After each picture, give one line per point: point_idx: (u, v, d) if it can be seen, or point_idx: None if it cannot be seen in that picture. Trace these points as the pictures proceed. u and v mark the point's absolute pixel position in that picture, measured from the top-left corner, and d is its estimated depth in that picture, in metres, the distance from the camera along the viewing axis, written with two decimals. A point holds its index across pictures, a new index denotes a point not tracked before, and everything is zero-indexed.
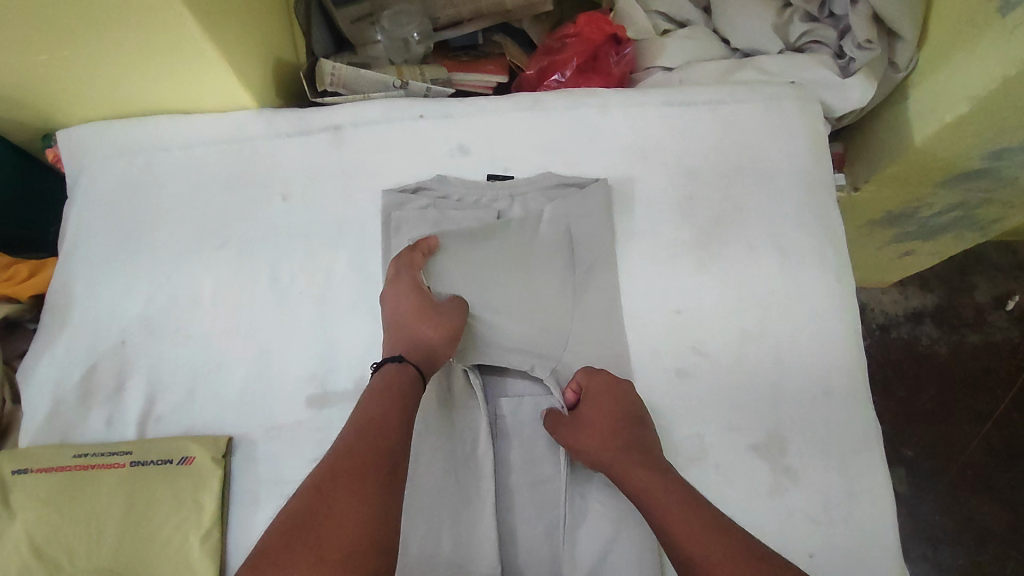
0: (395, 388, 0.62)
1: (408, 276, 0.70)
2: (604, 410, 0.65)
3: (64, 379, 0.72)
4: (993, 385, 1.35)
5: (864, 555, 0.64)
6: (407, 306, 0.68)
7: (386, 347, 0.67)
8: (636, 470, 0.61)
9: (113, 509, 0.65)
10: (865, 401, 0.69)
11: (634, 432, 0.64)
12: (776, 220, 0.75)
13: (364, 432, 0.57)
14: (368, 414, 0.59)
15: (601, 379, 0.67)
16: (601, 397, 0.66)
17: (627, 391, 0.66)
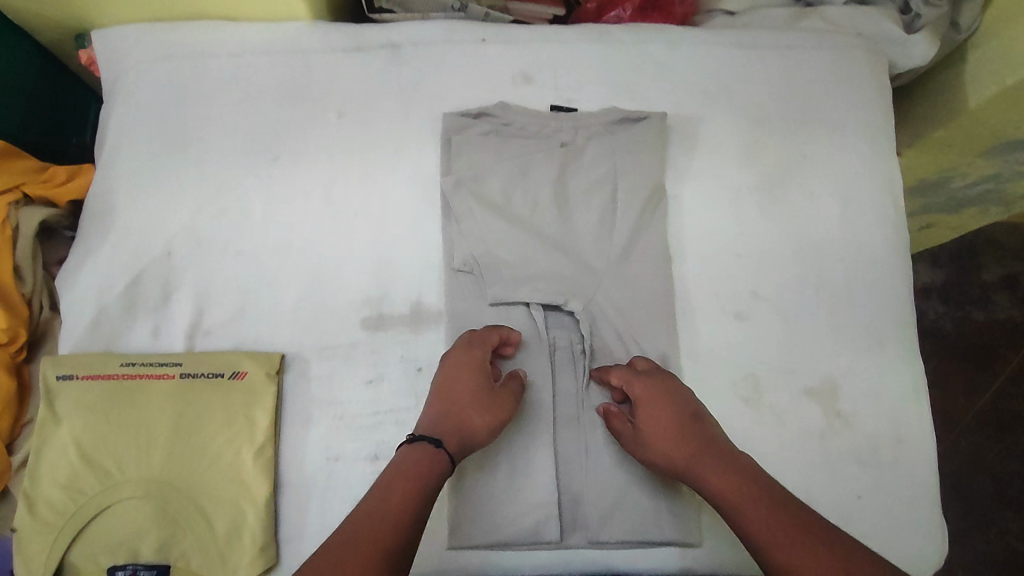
0: (420, 461, 0.55)
1: (471, 343, 0.63)
2: (662, 416, 0.60)
3: (107, 287, 0.69)
4: (992, 360, 1.37)
5: (908, 499, 0.66)
6: (461, 379, 0.60)
7: (427, 418, 0.59)
8: (711, 476, 0.56)
9: (163, 420, 0.64)
10: (916, 353, 0.70)
11: (698, 431, 0.58)
12: (840, 171, 0.74)
13: (395, 484, 0.52)
14: (398, 475, 0.54)
15: (644, 379, 0.62)
16: (651, 397, 0.61)
17: (675, 388, 0.62)
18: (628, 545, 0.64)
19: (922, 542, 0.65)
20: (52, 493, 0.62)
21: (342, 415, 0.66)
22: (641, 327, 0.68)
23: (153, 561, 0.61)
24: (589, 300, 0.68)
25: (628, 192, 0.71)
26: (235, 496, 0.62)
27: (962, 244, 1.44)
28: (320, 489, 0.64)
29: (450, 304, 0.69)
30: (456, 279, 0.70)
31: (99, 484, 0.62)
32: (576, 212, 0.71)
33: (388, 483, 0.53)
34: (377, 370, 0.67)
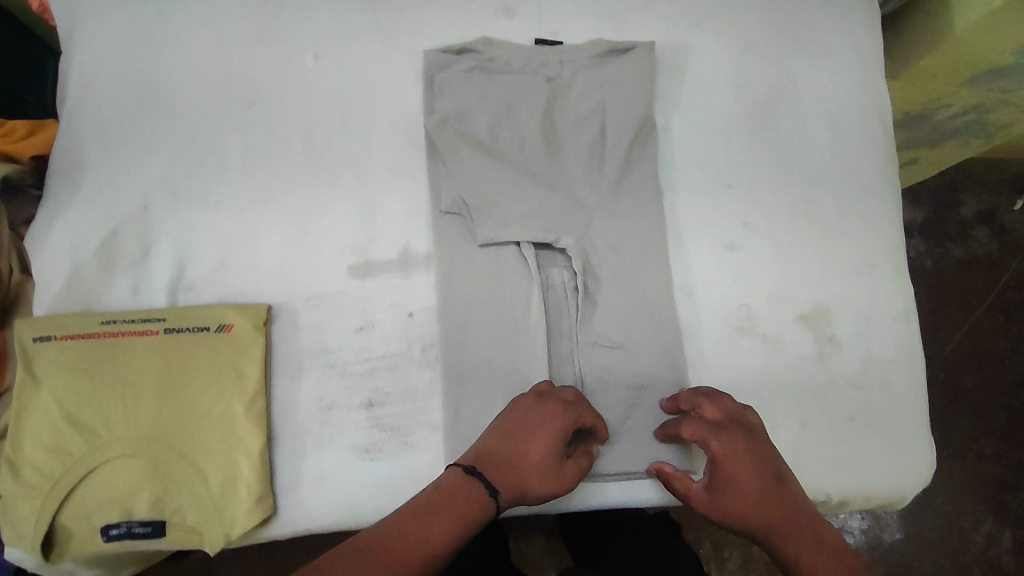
0: (462, 500, 0.53)
1: (562, 408, 0.58)
2: (747, 480, 0.56)
3: (79, 245, 0.66)
4: (971, 293, 1.34)
5: (895, 417, 0.68)
6: (535, 438, 0.57)
7: (495, 454, 0.57)
8: (803, 547, 0.55)
9: (149, 377, 0.62)
10: (904, 278, 0.70)
11: (782, 495, 0.56)
12: (831, 97, 0.73)
13: (431, 523, 0.52)
14: (441, 503, 0.53)
15: (729, 436, 0.58)
16: (735, 457, 0.57)
17: (758, 441, 0.58)
18: (622, 478, 0.64)
19: (907, 460, 0.67)
20: (37, 457, 0.60)
21: (335, 364, 0.65)
22: (634, 263, 0.67)
23: (147, 518, 0.60)
24: (581, 238, 0.66)
25: (617, 126, 0.69)
26: (229, 450, 0.61)
27: (941, 181, 1.42)
28: (314, 438, 0.63)
29: (439, 247, 0.67)
30: (443, 222, 0.68)
31: (86, 445, 0.60)
32: (565, 149, 0.69)
33: (422, 516, 0.52)
34: (368, 317, 0.66)
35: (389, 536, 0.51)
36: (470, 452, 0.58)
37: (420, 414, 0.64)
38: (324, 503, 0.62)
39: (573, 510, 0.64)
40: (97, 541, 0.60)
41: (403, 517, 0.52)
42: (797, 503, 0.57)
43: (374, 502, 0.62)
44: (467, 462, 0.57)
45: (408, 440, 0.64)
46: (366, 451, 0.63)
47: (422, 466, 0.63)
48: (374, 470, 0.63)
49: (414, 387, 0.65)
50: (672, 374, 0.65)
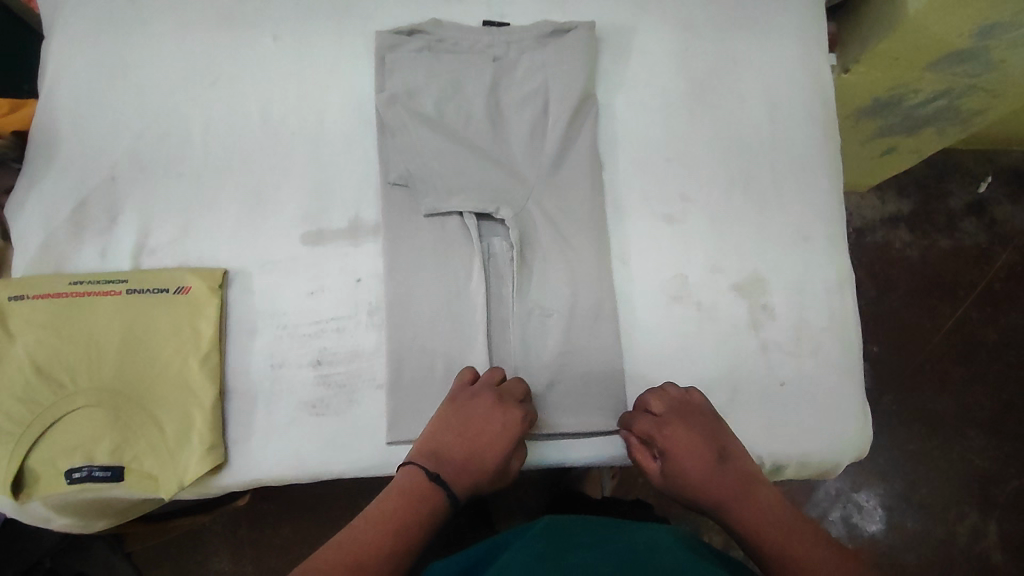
0: (426, 507, 0.57)
1: (519, 416, 0.62)
2: (690, 461, 0.61)
3: (53, 213, 0.72)
4: (956, 285, 1.27)
5: (830, 384, 0.68)
6: (491, 443, 0.61)
7: (453, 457, 0.60)
8: (748, 517, 0.57)
9: (111, 334, 0.66)
10: (841, 249, 0.72)
11: (726, 474, 0.60)
12: (770, 75, 0.75)
13: (394, 531, 0.54)
14: (407, 508, 0.56)
15: (671, 426, 0.62)
16: (676, 444, 0.61)
17: (701, 426, 0.62)
18: (560, 436, 0.67)
19: (843, 426, 0.68)
20: (7, 404, 0.64)
21: (285, 325, 0.69)
22: (570, 233, 0.70)
23: (108, 463, 0.64)
24: (519, 209, 0.69)
25: (558, 102, 0.72)
26: (184, 402, 0.65)
27: (928, 172, 1.34)
28: (265, 394, 0.67)
29: (386, 216, 0.70)
30: (391, 193, 0.71)
31: (54, 395, 0.64)
32: (509, 124, 0.73)
33: (385, 525, 0.55)
34: (318, 283, 0.70)
35: (355, 546, 0.53)
36: (427, 451, 0.60)
37: (364, 372, 0.68)
38: (271, 454, 0.66)
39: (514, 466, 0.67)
40: (61, 484, 0.63)
41: (365, 527, 0.54)
42: (745, 479, 0.60)
43: (319, 455, 0.66)
44: (428, 466, 0.59)
45: (354, 396, 0.67)
46: (313, 407, 0.67)
47: (364, 422, 0.66)
48: (319, 425, 0.66)
49: (361, 347, 0.68)
50: (606, 336, 0.68)
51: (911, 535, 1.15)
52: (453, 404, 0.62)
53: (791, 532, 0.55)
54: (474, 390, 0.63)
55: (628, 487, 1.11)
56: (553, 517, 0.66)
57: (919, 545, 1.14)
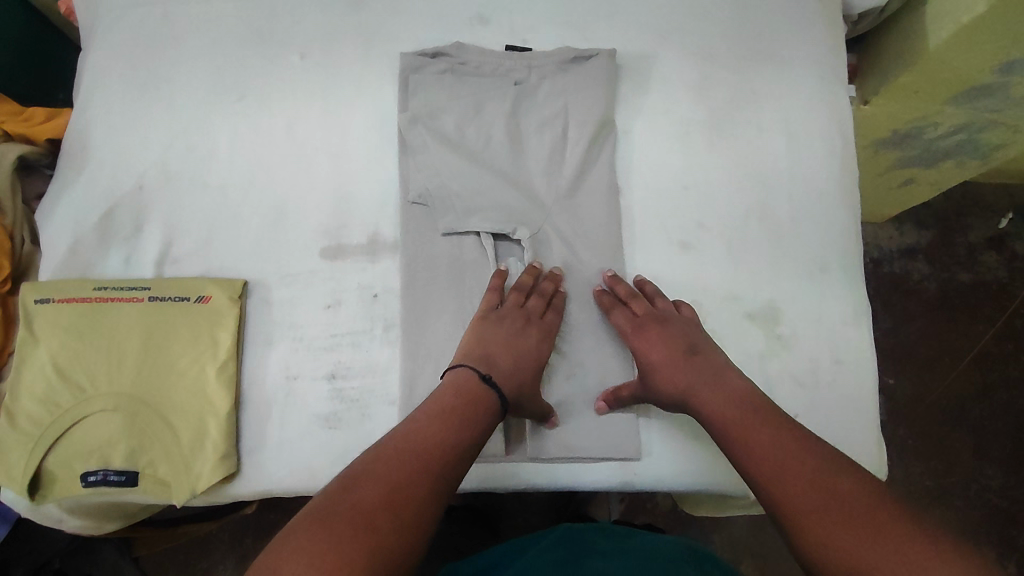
0: (480, 405, 0.58)
1: (547, 328, 0.66)
2: (655, 354, 0.63)
3: (82, 220, 0.74)
4: (974, 319, 1.26)
5: (845, 417, 0.67)
6: (531, 352, 0.64)
7: (502, 364, 0.62)
8: (707, 398, 0.59)
9: (131, 340, 0.67)
10: (858, 281, 0.71)
11: (691, 362, 0.62)
12: (789, 106, 0.76)
13: (456, 426, 0.55)
14: (454, 405, 0.57)
15: (643, 327, 0.65)
16: (646, 337, 0.65)
17: (676, 325, 0.65)
18: (570, 458, 0.66)
19: (858, 460, 0.66)
20: (31, 407, 0.65)
21: (302, 337, 0.69)
22: (585, 256, 0.71)
23: (123, 467, 0.65)
24: (536, 230, 0.70)
25: (577, 127, 0.73)
26: (200, 409, 0.66)
27: (947, 205, 1.33)
28: (279, 405, 0.68)
29: (404, 232, 0.71)
30: (411, 211, 0.72)
31: (73, 398, 0.66)
32: (528, 147, 0.74)
33: (447, 420, 0.55)
34: (335, 296, 0.70)
35: (419, 441, 0.52)
36: (476, 356, 0.62)
37: (377, 387, 0.68)
38: (284, 465, 0.66)
39: (521, 487, 0.67)
40: (77, 486, 0.64)
41: (427, 423, 0.54)
42: (714, 367, 0.61)
43: (330, 469, 0.66)
44: (481, 368, 0.60)
45: (367, 410, 0.67)
46: (326, 419, 0.67)
47: (374, 437, 0.66)
48: (330, 439, 0.66)
49: (375, 362, 0.69)
50: (618, 358, 0.69)
51: None
52: (484, 319, 0.65)
53: (746, 412, 0.57)
54: (503, 309, 0.66)
55: (637, 513, 1.10)
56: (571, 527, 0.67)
57: None
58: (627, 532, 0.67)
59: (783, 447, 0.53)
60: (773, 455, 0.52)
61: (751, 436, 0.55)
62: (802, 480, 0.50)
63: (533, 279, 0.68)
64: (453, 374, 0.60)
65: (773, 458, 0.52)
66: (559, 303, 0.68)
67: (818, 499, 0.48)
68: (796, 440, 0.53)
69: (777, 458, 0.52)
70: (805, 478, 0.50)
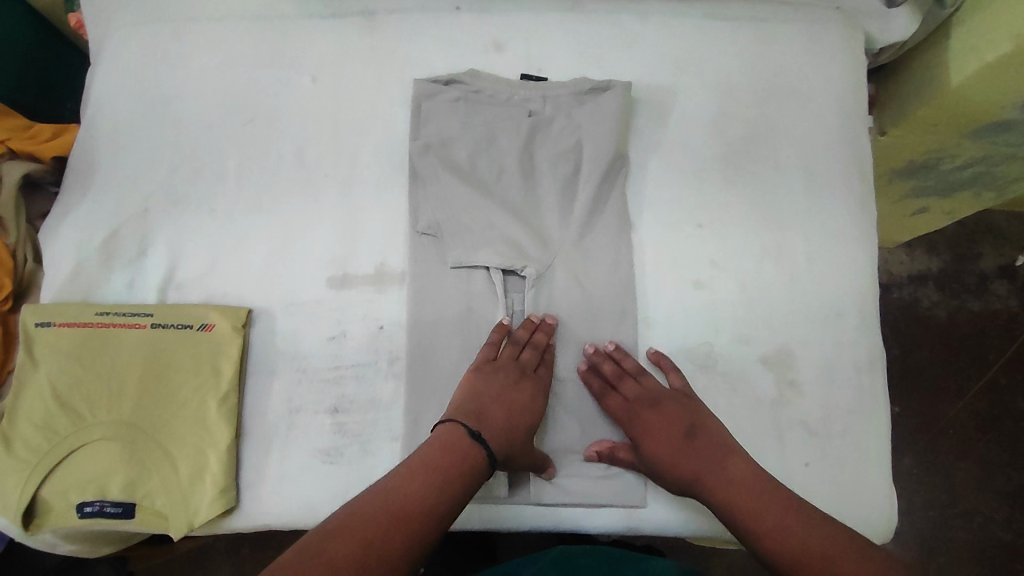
0: (470, 463, 0.56)
1: (540, 384, 0.65)
2: (655, 438, 0.62)
3: (85, 241, 0.73)
4: (984, 350, 1.22)
5: (856, 468, 0.66)
6: (522, 408, 0.62)
7: (498, 417, 0.60)
8: (722, 486, 0.57)
9: (133, 368, 0.66)
10: (874, 326, 0.70)
11: (692, 446, 0.60)
12: (807, 144, 0.74)
13: (440, 483, 0.54)
14: (443, 461, 0.55)
15: (637, 412, 0.64)
16: (642, 422, 0.63)
17: (668, 403, 0.64)
18: (574, 504, 0.65)
19: (869, 511, 0.64)
20: (28, 433, 0.64)
21: (306, 368, 0.68)
22: (596, 293, 0.69)
23: (120, 499, 0.63)
24: (545, 267, 0.69)
25: (591, 161, 0.72)
26: (199, 442, 0.65)
27: (961, 231, 1.29)
28: (280, 438, 0.67)
29: (412, 265, 0.70)
30: (419, 242, 0.71)
31: (71, 425, 0.65)
32: (540, 180, 0.73)
33: (430, 475, 0.54)
34: (340, 327, 0.69)
35: (399, 498, 0.52)
36: (468, 411, 0.60)
37: (380, 423, 0.67)
38: (283, 501, 0.65)
39: (524, 529, 0.66)
40: (72, 517, 0.63)
41: (410, 480, 0.53)
42: (715, 448, 0.60)
43: (329, 505, 0.64)
44: (471, 424, 0.59)
45: (368, 447, 0.66)
46: (327, 455, 0.66)
47: (376, 475, 0.65)
48: (331, 475, 0.65)
49: (379, 397, 0.67)
50: None
51: None
52: (479, 371, 0.64)
53: (752, 494, 0.56)
54: (498, 362, 0.64)
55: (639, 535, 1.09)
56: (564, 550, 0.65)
57: None
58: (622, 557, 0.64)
59: (796, 534, 0.53)
60: (790, 541, 0.53)
61: (763, 524, 0.54)
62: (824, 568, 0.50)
63: (528, 332, 0.66)
64: (440, 433, 0.58)
65: (811, 542, 0.52)
66: (551, 359, 0.67)
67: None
68: (804, 522, 0.54)
69: (807, 542, 0.52)
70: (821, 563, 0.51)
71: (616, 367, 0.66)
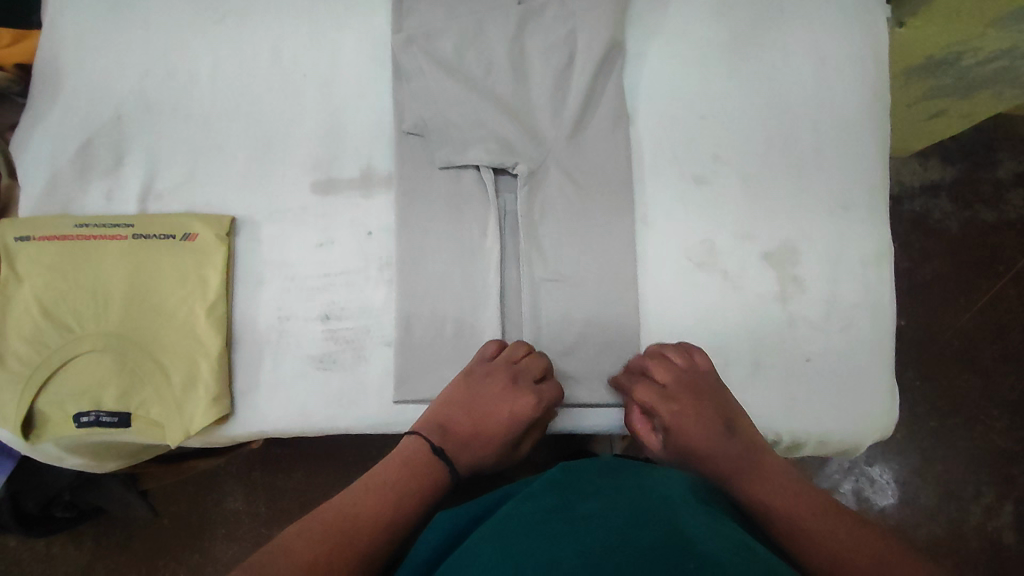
0: (424, 477, 0.56)
1: (533, 397, 0.60)
2: (691, 430, 0.59)
3: (59, 151, 0.70)
4: (993, 259, 1.13)
5: (857, 363, 0.64)
6: (499, 420, 0.61)
7: (463, 430, 0.60)
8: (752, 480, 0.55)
9: (118, 279, 0.64)
10: (883, 221, 0.67)
11: (728, 441, 0.58)
12: (818, 30, 0.69)
13: (390, 498, 0.54)
14: (387, 478, 0.56)
15: (677, 398, 0.60)
16: (679, 413, 0.60)
17: (704, 390, 0.60)
18: (571, 405, 0.64)
19: (868, 406, 0.64)
20: (17, 346, 0.63)
21: (294, 278, 0.66)
22: (592, 191, 0.66)
23: (115, 409, 0.63)
24: (536, 166, 0.66)
25: (585, 51, 0.67)
26: (190, 351, 0.64)
27: (977, 138, 1.17)
28: (272, 346, 0.65)
29: (398, 166, 0.67)
30: (405, 142, 0.67)
31: (60, 339, 0.63)
32: (531, 72, 0.68)
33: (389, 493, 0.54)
34: (328, 234, 0.67)
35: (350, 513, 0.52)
36: (432, 423, 0.60)
37: (372, 329, 0.65)
38: (279, 407, 0.64)
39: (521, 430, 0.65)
40: (70, 427, 0.63)
41: (363, 493, 0.54)
42: (750, 446, 0.57)
43: (325, 411, 0.64)
44: (433, 439, 0.59)
45: (361, 352, 0.65)
46: (319, 362, 0.65)
47: (371, 379, 0.64)
48: (324, 381, 0.64)
49: (370, 303, 0.66)
50: (624, 302, 0.65)
51: (924, 513, 1.06)
52: (467, 377, 0.62)
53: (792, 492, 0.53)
54: (490, 367, 0.62)
55: None
56: (559, 470, 0.55)
57: (930, 523, 1.05)
58: (621, 468, 0.55)
59: (820, 523, 0.50)
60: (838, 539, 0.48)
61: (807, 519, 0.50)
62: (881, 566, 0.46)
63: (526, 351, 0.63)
64: (406, 449, 0.58)
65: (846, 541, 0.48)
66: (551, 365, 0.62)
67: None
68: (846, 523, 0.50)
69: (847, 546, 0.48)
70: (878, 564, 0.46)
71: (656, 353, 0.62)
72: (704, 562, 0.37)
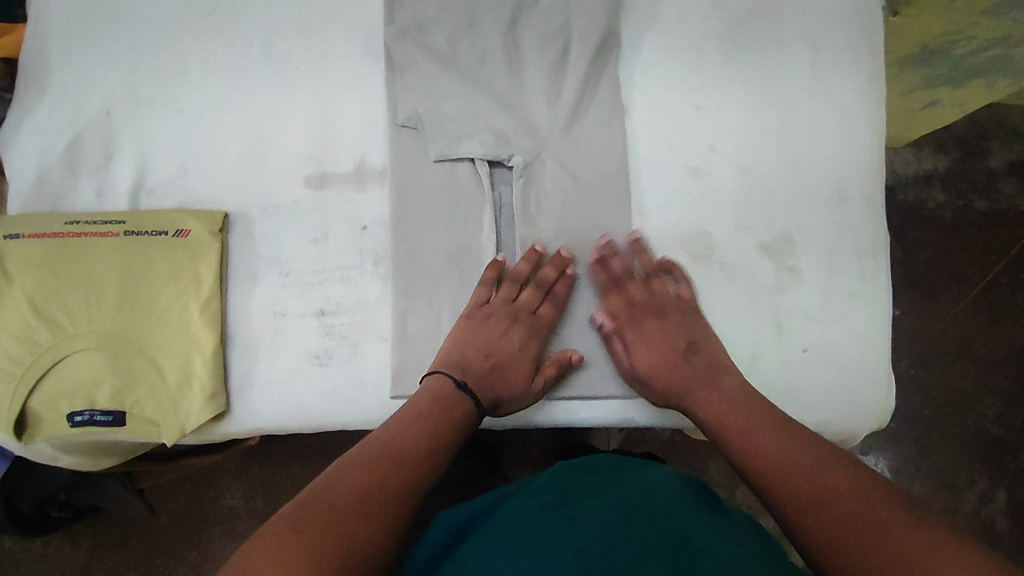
0: (454, 407, 0.55)
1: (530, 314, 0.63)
2: (655, 343, 0.61)
3: (47, 148, 0.69)
4: (987, 248, 1.13)
5: (854, 353, 0.64)
6: (509, 349, 0.61)
7: (478, 364, 0.59)
8: (701, 394, 0.57)
9: (109, 277, 0.64)
10: (879, 211, 0.67)
11: (689, 359, 0.59)
12: (813, 19, 0.69)
13: (430, 431, 0.52)
14: (417, 410, 0.53)
15: (652, 308, 0.62)
16: (650, 322, 0.62)
17: (680, 311, 0.62)
18: (570, 398, 0.64)
19: (865, 396, 0.64)
20: (7, 345, 0.62)
21: (288, 273, 0.66)
22: (588, 184, 0.66)
23: (109, 407, 0.62)
24: (532, 158, 0.65)
25: (579, 42, 0.67)
26: (183, 348, 0.63)
27: (970, 128, 1.17)
28: (267, 342, 0.65)
29: (393, 160, 0.66)
30: (399, 136, 0.67)
31: (51, 337, 0.62)
32: (525, 64, 0.67)
33: (427, 425, 0.52)
34: (321, 229, 0.66)
35: (397, 445, 0.49)
36: (451, 364, 0.59)
37: (368, 324, 0.65)
38: (275, 404, 0.64)
39: (519, 425, 0.65)
40: (64, 427, 0.62)
41: (402, 425, 0.51)
42: (711, 366, 0.59)
43: (322, 407, 0.64)
44: (456, 375, 0.58)
45: (357, 348, 0.64)
46: (315, 358, 0.64)
47: (367, 375, 0.64)
48: (320, 378, 0.64)
49: (366, 298, 0.65)
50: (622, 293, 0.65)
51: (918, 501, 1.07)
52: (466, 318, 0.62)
53: (738, 408, 0.54)
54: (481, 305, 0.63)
55: (637, 442, 1.01)
56: (558, 470, 0.55)
57: None
58: (619, 463, 0.56)
59: (753, 431, 0.51)
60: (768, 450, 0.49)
61: (742, 434, 0.51)
62: (801, 477, 0.45)
63: (508, 259, 0.64)
64: (425, 391, 0.56)
65: (774, 449, 0.48)
66: (539, 278, 0.64)
67: (810, 502, 0.43)
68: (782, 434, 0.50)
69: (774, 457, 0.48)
70: (798, 476, 0.45)
71: (636, 266, 0.64)
72: (688, 555, 0.38)
